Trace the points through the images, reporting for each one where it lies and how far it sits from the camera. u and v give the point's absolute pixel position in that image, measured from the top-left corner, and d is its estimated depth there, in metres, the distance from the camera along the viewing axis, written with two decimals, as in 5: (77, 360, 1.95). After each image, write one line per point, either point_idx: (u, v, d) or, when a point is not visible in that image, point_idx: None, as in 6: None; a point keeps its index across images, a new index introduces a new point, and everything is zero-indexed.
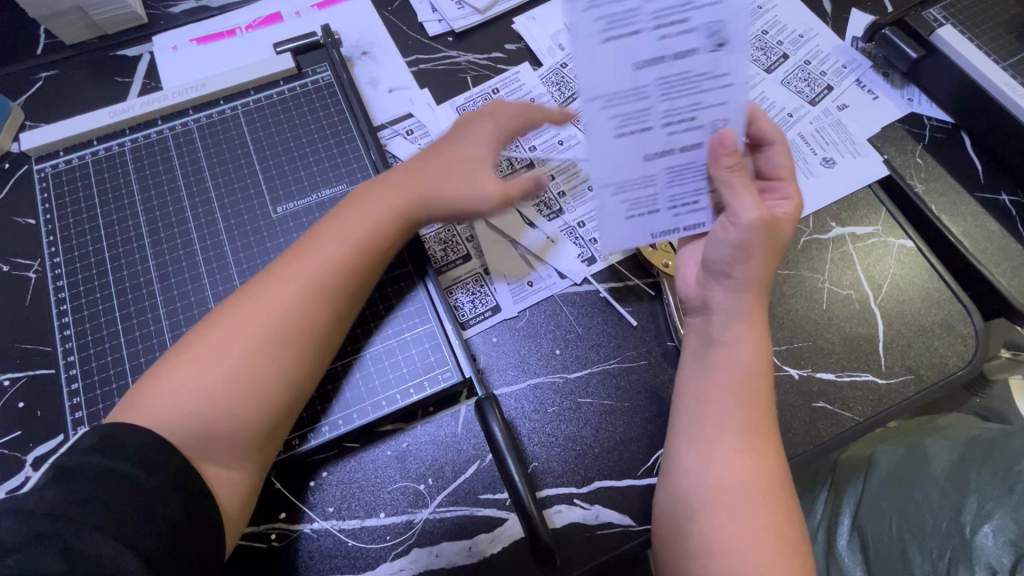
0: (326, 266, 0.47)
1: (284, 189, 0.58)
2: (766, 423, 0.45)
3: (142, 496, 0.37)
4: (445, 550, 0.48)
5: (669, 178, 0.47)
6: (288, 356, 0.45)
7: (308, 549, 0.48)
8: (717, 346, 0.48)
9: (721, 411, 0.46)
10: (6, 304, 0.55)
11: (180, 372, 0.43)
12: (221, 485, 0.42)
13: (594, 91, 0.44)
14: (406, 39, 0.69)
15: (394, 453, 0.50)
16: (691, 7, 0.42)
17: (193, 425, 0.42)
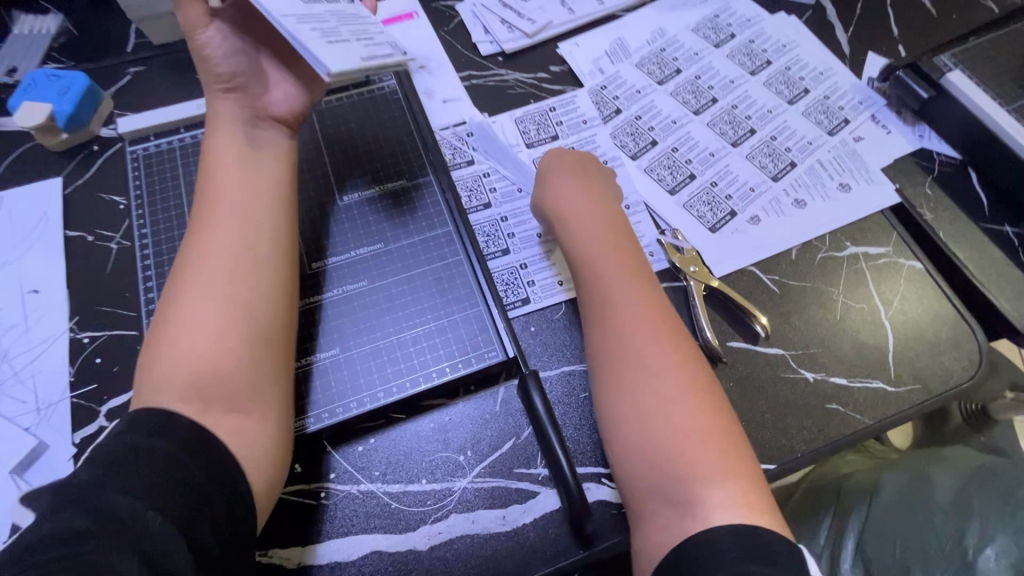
0: (242, 202, 0.51)
1: (349, 180, 0.61)
2: (659, 361, 0.50)
3: (157, 460, 0.38)
4: (481, 517, 0.51)
5: (334, 19, 0.51)
6: (252, 281, 0.49)
7: (353, 507, 0.51)
8: (614, 313, 0.53)
9: (613, 368, 0.51)
10: (90, 270, 0.61)
11: (156, 358, 0.45)
12: (245, 444, 0.44)
13: None
14: (461, 57, 0.77)
15: (436, 426, 0.55)
16: None
17: (194, 387, 0.44)
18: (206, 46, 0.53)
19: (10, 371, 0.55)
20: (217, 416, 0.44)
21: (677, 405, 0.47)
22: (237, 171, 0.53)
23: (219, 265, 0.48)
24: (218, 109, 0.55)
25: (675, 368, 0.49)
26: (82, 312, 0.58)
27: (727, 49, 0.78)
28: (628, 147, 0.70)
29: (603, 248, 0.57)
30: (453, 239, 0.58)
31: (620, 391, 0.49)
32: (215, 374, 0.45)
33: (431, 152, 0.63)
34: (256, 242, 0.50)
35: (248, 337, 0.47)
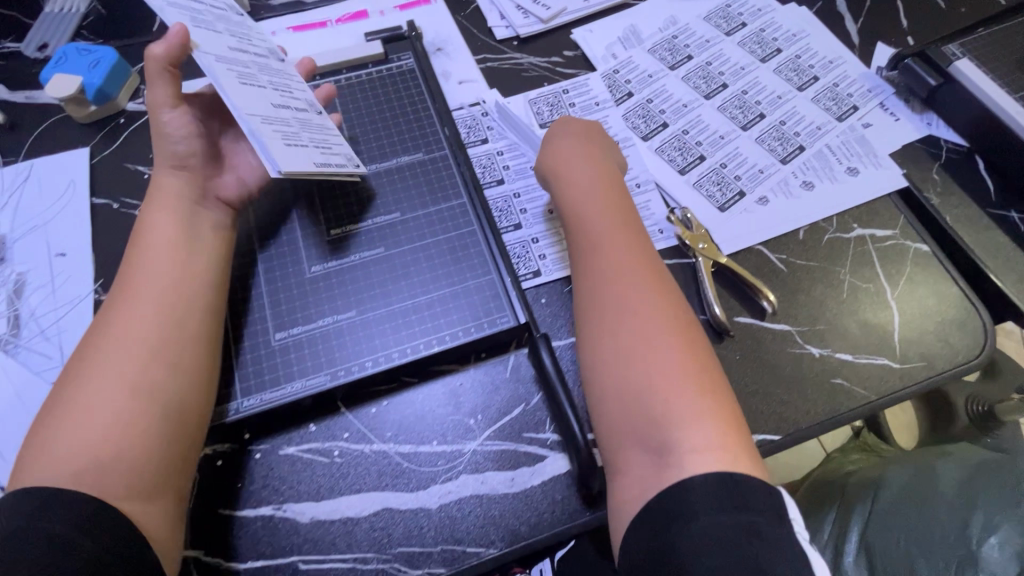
0: (171, 266, 0.49)
1: (368, 153, 0.63)
2: (649, 313, 0.50)
3: (48, 542, 0.36)
4: (490, 478, 0.52)
5: (297, 122, 0.55)
6: (174, 354, 0.46)
7: (366, 466, 0.52)
8: (607, 265, 0.54)
9: (603, 317, 0.51)
10: (114, 237, 0.62)
11: (42, 449, 0.41)
12: (142, 520, 0.41)
13: (210, 51, 0.52)
14: (477, 41, 0.78)
15: (447, 390, 0.56)
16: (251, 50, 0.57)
17: (92, 476, 0.41)
18: (163, 123, 0.53)
19: (37, 328, 0.57)
20: (108, 495, 0.40)
21: (660, 354, 0.48)
22: (166, 237, 0.50)
23: (132, 335, 0.46)
24: (159, 180, 0.53)
25: (661, 320, 0.50)
26: (107, 275, 0.60)
27: (738, 37, 0.79)
28: (640, 128, 0.71)
29: (596, 205, 0.57)
30: (468, 210, 0.60)
31: (604, 340, 0.50)
32: (107, 452, 0.41)
33: (447, 128, 0.64)
34: (177, 306, 0.48)
35: (154, 411, 0.44)
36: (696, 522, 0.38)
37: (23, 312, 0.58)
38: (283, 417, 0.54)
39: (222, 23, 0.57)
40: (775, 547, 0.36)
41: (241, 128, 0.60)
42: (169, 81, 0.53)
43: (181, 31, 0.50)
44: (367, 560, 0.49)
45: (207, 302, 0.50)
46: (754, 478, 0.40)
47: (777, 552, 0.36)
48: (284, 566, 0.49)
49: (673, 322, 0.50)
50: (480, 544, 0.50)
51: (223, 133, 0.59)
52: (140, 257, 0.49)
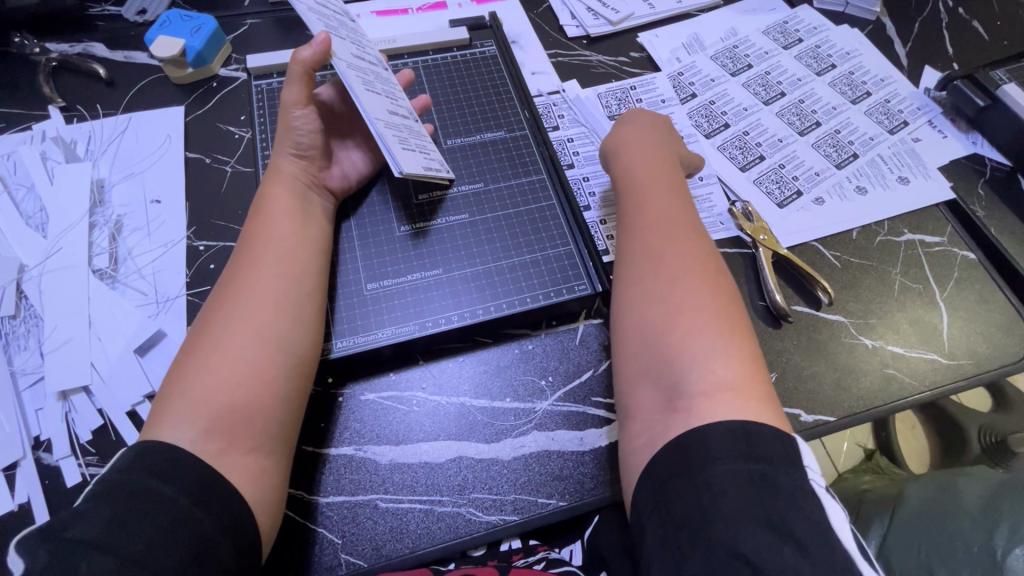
0: (290, 241, 0.53)
1: (453, 128, 0.67)
2: (684, 263, 0.51)
3: (161, 509, 0.39)
4: (560, 436, 0.55)
5: (406, 127, 0.59)
6: (295, 323, 0.50)
7: (444, 415, 0.55)
8: (649, 218, 0.55)
9: (639, 264, 0.52)
10: (205, 188, 0.65)
11: (175, 401, 0.45)
12: (256, 484, 0.44)
13: (343, 58, 0.55)
14: (550, 37, 0.83)
15: (519, 353, 0.58)
16: (368, 58, 0.60)
17: (221, 430, 0.44)
18: (293, 121, 0.56)
19: (134, 268, 0.59)
20: (230, 456, 0.43)
21: (690, 305, 0.48)
22: (283, 215, 0.54)
23: (258, 302, 0.49)
24: (279, 164, 0.56)
25: (696, 276, 0.50)
26: (199, 223, 0.63)
27: (795, 51, 0.84)
28: (703, 127, 0.75)
29: (644, 172, 0.59)
30: (547, 187, 0.64)
31: (634, 288, 0.51)
32: (234, 413, 0.45)
33: (526, 110, 0.68)
34: (297, 280, 0.52)
35: (276, 377, 0.47)
36: (713, 467, 0.39)
37: (120, 253, 0.60)
38: (367, 364, 0.57)
39: (344, 28, 0.59)
40: (789, 498, 0.37)
41: (347, 129, 0.63)
42: (306, 84, 0.55)
43: (327, 39, 0.53)
44: (442, 504, 0.51)
45: (319, 279, 0.54)
46: (766, 426, 0.40)
47: (790, 502, 0.36)
48: (365, 503, 0.51)
49: (711, 281, 0.50)
50: (551, 496, 0.52)
51: (333, 129, 0.62)
52: (260, 229, 0.53)
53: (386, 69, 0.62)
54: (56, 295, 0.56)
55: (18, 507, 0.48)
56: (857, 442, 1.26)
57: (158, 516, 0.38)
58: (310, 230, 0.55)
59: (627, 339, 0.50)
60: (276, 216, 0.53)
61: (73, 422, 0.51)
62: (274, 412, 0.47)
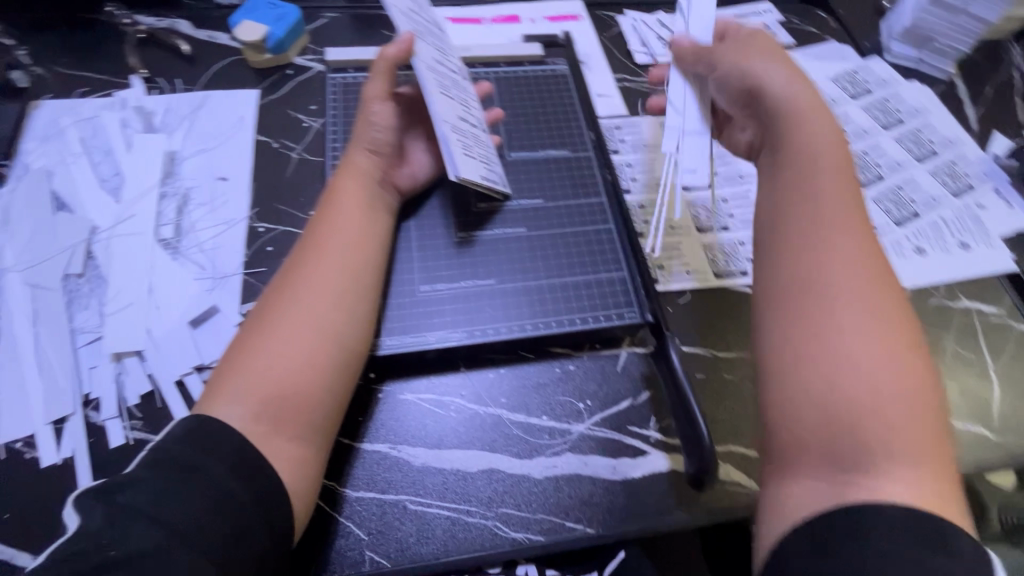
0: (353, 234, 0.53)
1: (518, 141, 0.68)
2: (888, 315, 0.43)
3: (203, 487, 0.39)
4: (593, 461, 0.54)
5: (473, 135, 0.59)
6: (350, 316, 0.50)
7: (481, 425, 0.55)
8: (848, 252, 0.46)
9: (838, 306, 0.43)
10: (270, 171, 0.67)
11: (229, 381, 0.45)
12: (295, 471, 0.44)
13: (423, 59, 0.56)
14: (617, 61, 0.84)
15: (560, 372, 0.58)
16: (449, 61, 0.61)
17: (269, 415, 0.44)
18: (372, 114, 0.57)
19: (195, 241, 0.60)
20: (273, 442, 0.44)
21: (867, 359, 0.41)
22: (350, 209, 0.54)
23: (317, 290, 0.50)
24: (351, 155, 0.57)
25: (873, 320, 0.43)
26: (261, 204, 0.64)
27: (863, 101, 0.83)
28: None
29: (808, 179, 0.51)
30: (605, 210, 0.64)
31: (826, 333, 0.43)
32: (285, 398, 0.45)
33: (591, 132, 0.69)
34: (361, 273, 0.52)
35: (330, 366, 0.48)
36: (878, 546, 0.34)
37: (183, 224, 0.61)
38: (410, 364, 0.57)
39: (430, 30, 0.61)
40: None
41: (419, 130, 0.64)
42: (387, 79, 0.57)
43: (411, 39, 0.55)
44: (471, 513, 0.51)
45: (376, 273, 0.54)
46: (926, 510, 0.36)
47: None
48: (394, 503, 0.51)
49: (892, 322, 0.43)
50: (579, 521, 0.52)
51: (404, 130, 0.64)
52: (332, 221, 0.53)
53: (464, 75, 0.64)
54: (122, 259, 0.57)
55: (63, 463, 0.49)
56: None
57: (200, 493, 0.39)
58: (372, 223, 0.55)
59: (790, 384, 0.42)
60: (343, 209, 0.54)
61: (123, 384, 0.53)
62: (322, 400, 0.47)
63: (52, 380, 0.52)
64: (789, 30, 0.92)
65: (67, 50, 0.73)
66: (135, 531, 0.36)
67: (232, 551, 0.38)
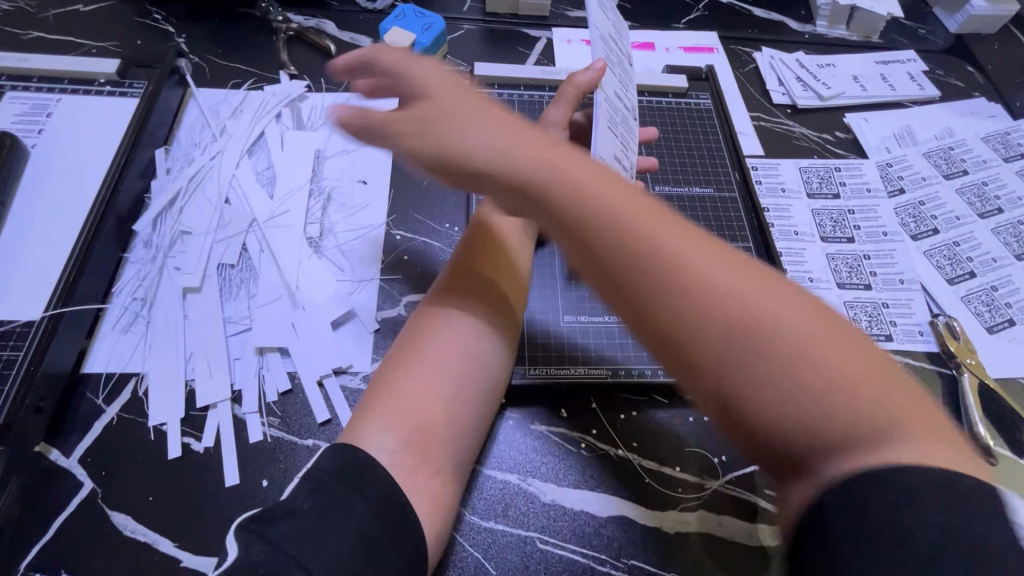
0: (501, 269, 0.54)
1: (661, 175, 0.66)
2: (775, 307, 0.32)
3: (351, 528, 0.36)
4: (728, 523, 0.51)
5: (622, 188, 0.53)
6: (499, 348, 0.51)
7: (611, 468, 0.53)
8: (668, 247, 0.33)
9: (720, 347, 0.32)
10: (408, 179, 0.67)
11: (381, 403, 0.45)
12: (435, 510, 0.43)
13: (605, 91, 0.53)
14: (753, 99, 0.81)
15: (694, 422, 0.56)
16: (626, 105, 0.57)
17: (417, 445, 0.44)
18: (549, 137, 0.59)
19: (336, 242, 0.61)
20: (421, 475, 0.43)
21: (787, 378, 0.30)
22: (500, 242, 0.55)
23: (470, 321, 0.50)
24: None
25: (777, 324, 0.31)
26: (400, 212, 0.64)
27: (1017, 166, 0.78)
28: (909, 227, 0.71)
29: (467, 117, 0.37)
30: (750, 256, 0.61)
31: (713, 356, 0.32)
32: (433, 430, 0.45)
33: (737, 172, 0.66)
34: (508, 309, 0.53)
35: (474, 399, 0.48)
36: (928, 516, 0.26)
37: (326, 224, 0.62)
38: (542, 394, 0.56)
39: (622, 69, 0.58)
40: None
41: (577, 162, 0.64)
42: (570, 105, 0.59)
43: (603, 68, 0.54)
44: (601, 562, 0.49)
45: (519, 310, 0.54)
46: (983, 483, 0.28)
47: None
48: (524, 539, 0.49)
49: (783, 318, 0.32)
50: None
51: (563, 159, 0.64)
52: (483, 249, 0.55)
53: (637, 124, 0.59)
54: (270, 252, 0.58)
55: (204, 450, 0.50)
56: None
57: (347, 533, 0.36)
58: (516, 261, 0.56)
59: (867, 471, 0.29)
60: (491, 240, 0.56)
61: (265, 379, 0.53)
62: (462, 438, 0.47)
63: (199, 365, 0.53)
64: (934, 81, 0.87)
65: (222, 42, 0.75)
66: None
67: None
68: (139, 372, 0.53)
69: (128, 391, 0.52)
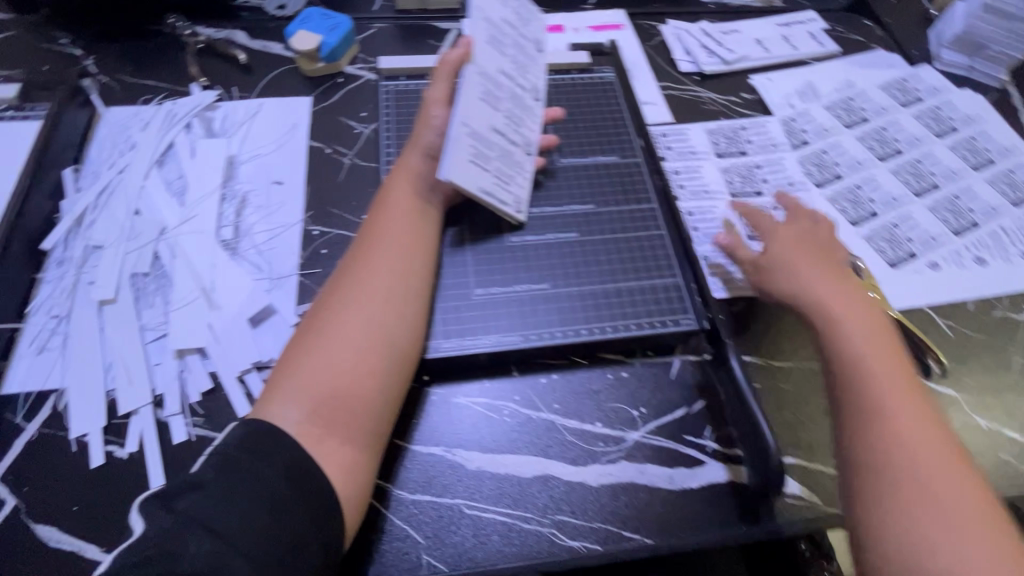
0: (404, 235, 0.54)
1: (569, 147, 0.68)
2: (937, 442, 0.46)
3: (257, 491, 0.40)
4: (649, 470, 0.53)
5: (501, 154, 0.59)
6: (405, 314, 0.51)
7: (534, 430, 0.55)
8: (855, 345, 0.51)
9: (920, 463, 0.45)
10: (323, 177, 0.68)
11: (286, 379, 0.47)
12: (347, 476, 0.45)
13: (480, 67, 0.60)
14: (661, 70, 0.84)
15: (613, 379, 0.58)
16: (521, 82, 0.63)
17: (322, 414, 0.45)
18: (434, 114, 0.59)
19: (253, 242, 0.62)
20: (327, 442, 0.45)
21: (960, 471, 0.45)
22: (400, 209, 0.55)
23: (372, 290, 0.51)
24: (406, 157, 0.58)
25: (905, 446, 0.46)
26: (316, 209, 0.65)
27: (914, 110, 0.82)
28: (814, 175, 0.74)
29: (804, 288, 0.56)
30: (656, 215, 0.64)
31: (883, 476, 0.46)
32: (337, 399, 0.46)
33: (640, 139, 0.69)
34: (412, 274, 0.53)
35: (379, 367, 0.48)
36: None
37: (242, 226, 0.62)
38: (463, 368, 0.57)
39: (514, 48, 0.64)
40: None
41: None
42: (449, 82, 0.60)
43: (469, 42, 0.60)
44: (527, 520, 0.51)
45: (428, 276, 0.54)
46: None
47: None
48: (449, 507, 0.51)
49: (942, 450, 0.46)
50: (636, 531, 0.51)
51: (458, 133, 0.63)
52: (383, 219, 0.55)
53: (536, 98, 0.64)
54: (183, 258, 0.59)
55: (127, 457, 0.50)
56: None
57: (252, 497, 0.40)
58: (421, 224, 0.56)
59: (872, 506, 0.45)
60: (391, 208, 0.55)
61: (186, 381, 0.54)
62: (373, 406, 0.48)
63: (119, 375, 0.53)
64: (835, 38, 0.91)
65: (130, 60, 0.76)
66: (195, 540, 0.38)
67: (289, 567, 0.39)
68: (59, 388, 0.53)
69: (48, 409, 0.52)
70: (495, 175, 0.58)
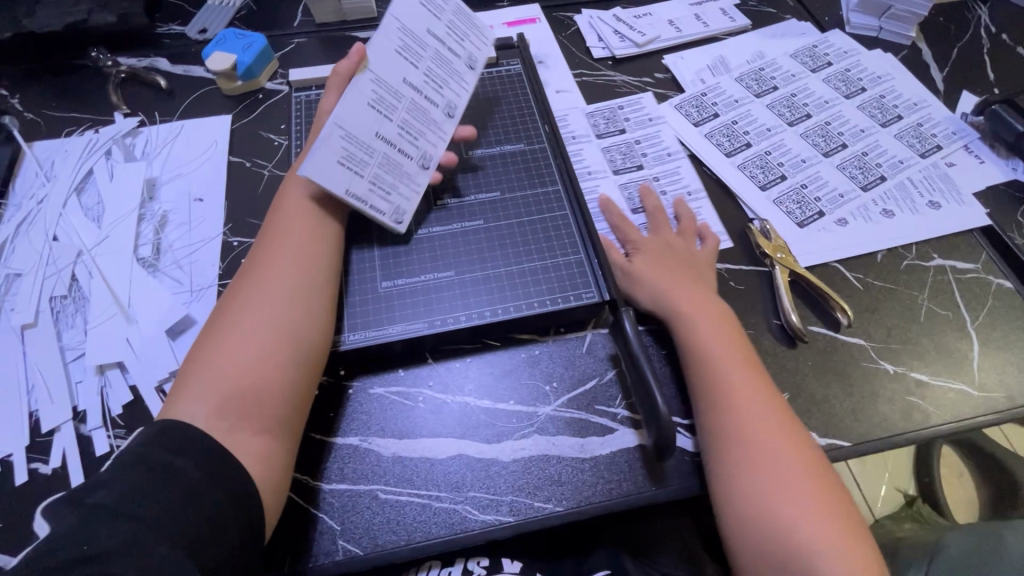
0: (304, 234, 0.56)
1: (477, 139, 0.70)
2: (777, 424, 0.51)
3: (174, 479, 0.41)
4: (561, 441, 0.55)
5: (383, 162, 0.59)
6: (309, 307, 0.53)
7: (447, 413, 0.56)
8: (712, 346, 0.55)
9: (763, 443, 0.50)
10: (243, 189, 0.70)
11: (193, 378, 0.48)
12: (260, 463, 0.46)
13: (378, 72, 0.58)
14: (576, 58, 0.86)
15: (526, 357, 0.59)
16: (430, 91, 0.61)
17: (230, 407, 0.47)
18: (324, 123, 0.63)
19: (173, 257, 0.64)
20: (237, 433, 0.46)
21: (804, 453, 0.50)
22: (297, 212, 0.57)
23: (274, 287, 0.52)
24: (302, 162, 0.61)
25: (753, 424, 0.51)
26: (235, 220, 0.67)
27: (823, 74, 0.84)
28: (724, 145, 0.75)
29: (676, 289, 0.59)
30: (561, 196, 0.66)
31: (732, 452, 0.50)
32: (244, 392, 0.47)
33: (546, 125, 0.71)
34: (314, 270, 0.55)
35: (284, 360, 0.50)
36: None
37: (162, 243, 0.65)
38: (378, 359, 0.59)
39: (432, 54, 0.61)
40: None
41: None
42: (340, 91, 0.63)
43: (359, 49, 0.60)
44: (441, 499, 0.52)
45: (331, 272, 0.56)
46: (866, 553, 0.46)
47: None
48: (365, 493, 0.52)
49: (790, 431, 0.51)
50: (549, 500, 0.52)
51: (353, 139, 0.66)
52: (284, 222, 0.57)
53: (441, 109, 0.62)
54: (104, 279, 0.61)
55: (51, 472, 0.52)
56: (895, 488, 1.15)
57: (168, 486, 0.41)
58: (320, 222, 0.58)
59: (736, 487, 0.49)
60: (291, 211, 0.58)
61: (107, 395, 0.55)
62: (283, 396, 0.49)
63: (43, 395, 0.55)
64: (747, 12, 0.93)
65: (56, 95, 0.78)
66: (108, 527, 0.38)
67: (205, 547, 0.40)
68: None
69: None
70: (373, 180, 0.58)
